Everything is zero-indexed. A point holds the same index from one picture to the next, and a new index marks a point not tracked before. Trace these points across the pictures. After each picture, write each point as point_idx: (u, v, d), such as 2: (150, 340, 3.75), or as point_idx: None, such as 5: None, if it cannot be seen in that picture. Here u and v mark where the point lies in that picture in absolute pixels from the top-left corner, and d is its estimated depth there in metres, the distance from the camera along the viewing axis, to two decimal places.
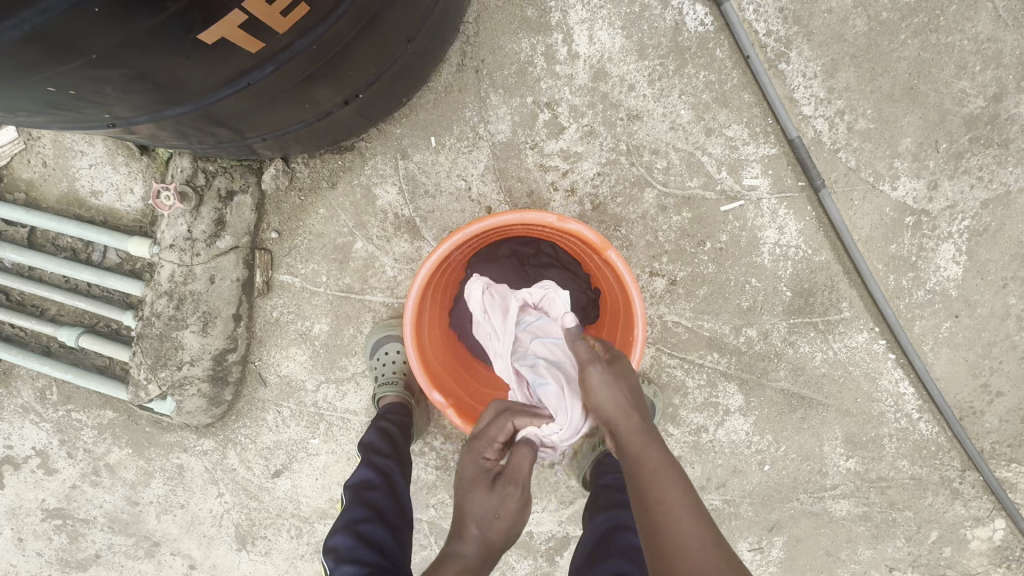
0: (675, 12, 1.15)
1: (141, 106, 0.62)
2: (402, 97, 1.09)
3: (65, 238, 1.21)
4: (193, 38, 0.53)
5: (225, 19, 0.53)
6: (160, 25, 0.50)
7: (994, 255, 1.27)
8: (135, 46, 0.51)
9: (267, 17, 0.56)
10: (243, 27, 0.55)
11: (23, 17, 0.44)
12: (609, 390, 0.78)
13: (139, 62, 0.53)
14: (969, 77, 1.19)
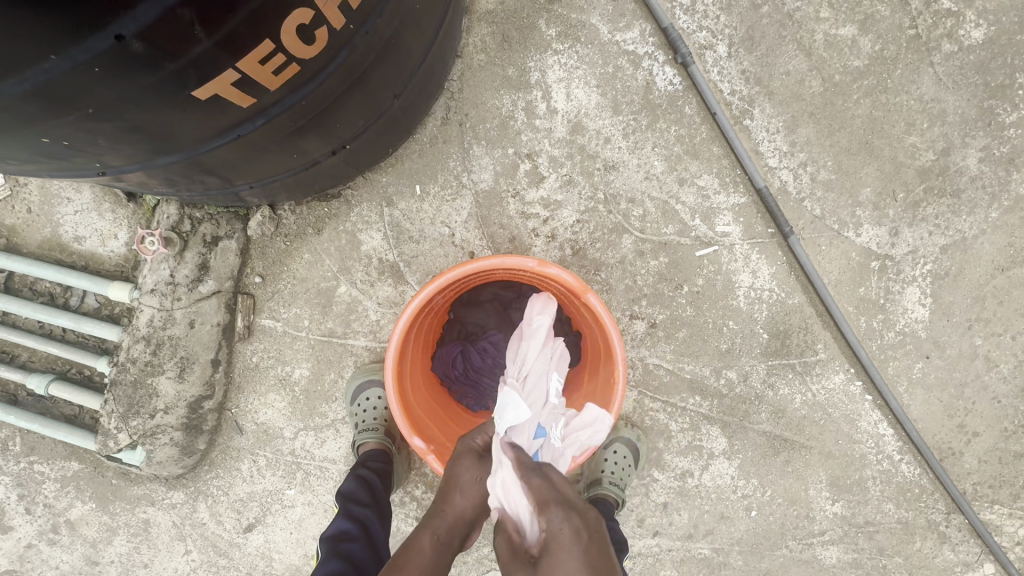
0: (646, 73, 1.23)
1: (133, 156, 0.64)
2: (388, 148, 1.14)
3: (43, 284, 1.20)
4: (188, 93, 0.55)
5: (219, 78, 0.56)
6: (158, 81, 0.52)
7: (957, 298, 1.33)
8: (134, 101, 0.53)
9: (258, 76, 0.59)
10: (235, 85, 0.58)
11: (25, 76, 0.46)
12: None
13: (133, 115, 0.55)
14: (918, 133, 1.28)
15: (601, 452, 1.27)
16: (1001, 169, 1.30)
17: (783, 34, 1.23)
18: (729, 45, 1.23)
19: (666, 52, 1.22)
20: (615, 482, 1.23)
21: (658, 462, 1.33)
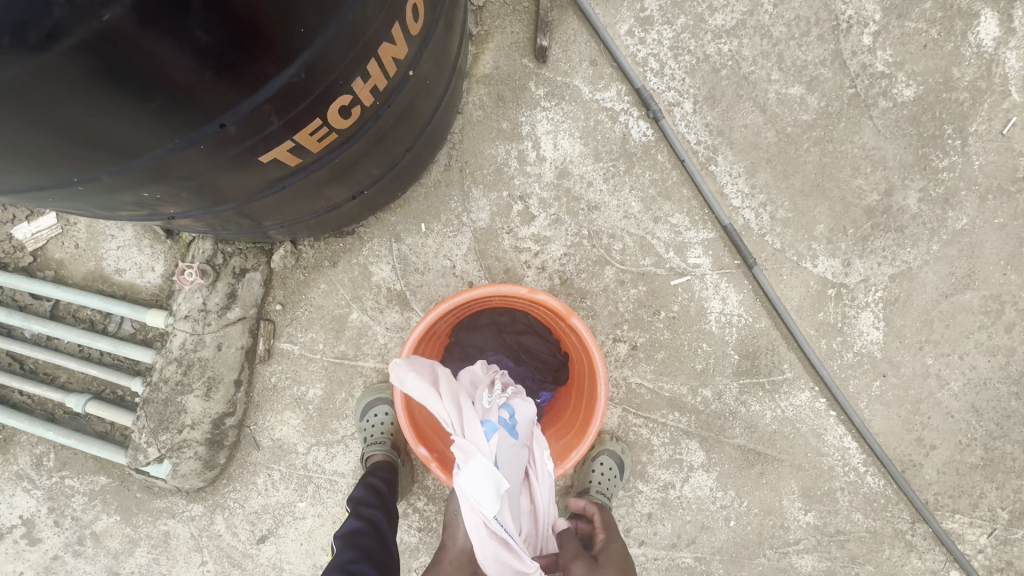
0: (623, 126, 1.41)
1: (194, 201, 0.78)
2: (398, 191, 1.30)
3: (84, 311, 1.33)
4: (257, 158, 0.69)
5: (280, 148, 0.70)
6: (242, 152, 0.65)
7: (907, 321, 1.48)
8: (219, 165, 0.66)
9: (307, 144, 0.74)
10: (289, 151, 0.73)
11: (153, 154, 0.58)
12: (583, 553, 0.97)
13: (214, 175, 0.68)
14: (863, 177, 1.46)
15: (589, 464, 1.39)
16: (938, 208, 1.47)
17: (740, 93, 1.43)
18: (694, 103, 1.42)
19: (640, 108, 1.41)
20: (603, 493, 1.34)
21: (642, 475, 1.44)
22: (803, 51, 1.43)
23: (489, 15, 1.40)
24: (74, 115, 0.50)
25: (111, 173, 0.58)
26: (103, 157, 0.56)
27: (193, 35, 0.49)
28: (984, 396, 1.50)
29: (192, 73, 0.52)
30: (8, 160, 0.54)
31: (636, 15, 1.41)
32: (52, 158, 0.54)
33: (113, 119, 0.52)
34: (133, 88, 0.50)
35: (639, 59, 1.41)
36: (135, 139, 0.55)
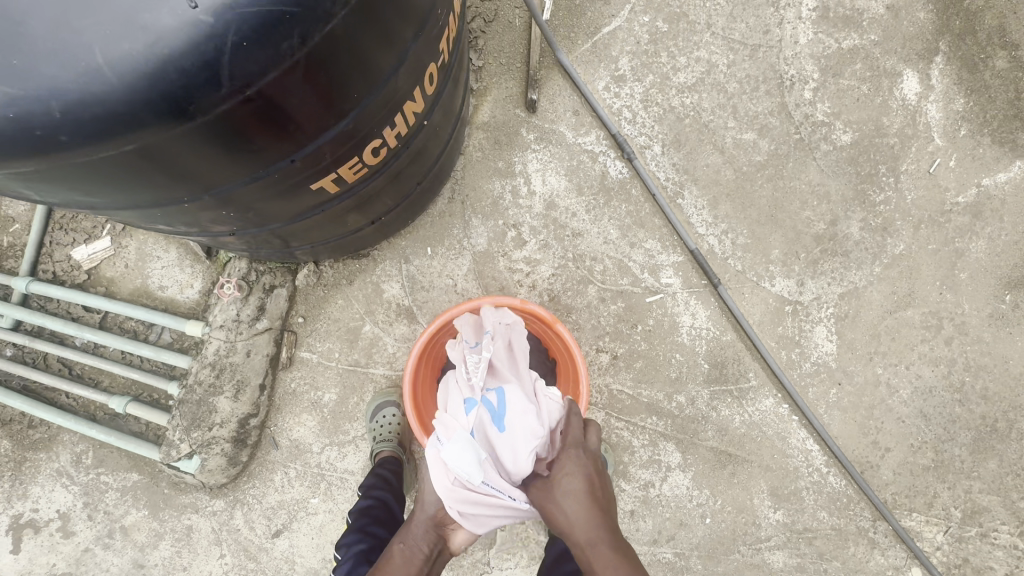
0: (602, 165, 1.64)
1: (249, 220, 0.96)
2: (408, 219, 1.51)
3: (129, 323, 1.51)
4: (309, 187, 0.89)
5: (327, 180, 0.91)
6: (299, 183, 0.86)
7: (858, 335, 1.67)
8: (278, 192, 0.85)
9: (346, 177, 0.95)
10: (332, 183, 0.93)
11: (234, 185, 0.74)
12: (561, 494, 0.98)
13: (274, 200, 0.88)
14: (811, 208, 1.68)
15: None
16: (879, 235, 1.69)
17: (701, 139, 1.67)
18: (662, 146, 1.66)
19: (616, 150, 1.65)
20: None
21: (624, 474, 1.58)
22: (754, 104, 1.69)
23: (488, 73, 1.66)
24: (187, 159, 0.66)
25: (197, 197, 0.74)
26: (197, 186, 0.71)
27: (287, 104, 0.66)
28: (931, 403, 1.67)
29: (281, 131, 0.69)
30: (125, 186, 0.68)
31: (611, 74, 1.67)
32: (158, 186, 0.69)
33: (219, 160, 0.68)
34: (240, 144, 0.66)
35: (615, 110, 1.66)
36: (223, 176, 0.71)
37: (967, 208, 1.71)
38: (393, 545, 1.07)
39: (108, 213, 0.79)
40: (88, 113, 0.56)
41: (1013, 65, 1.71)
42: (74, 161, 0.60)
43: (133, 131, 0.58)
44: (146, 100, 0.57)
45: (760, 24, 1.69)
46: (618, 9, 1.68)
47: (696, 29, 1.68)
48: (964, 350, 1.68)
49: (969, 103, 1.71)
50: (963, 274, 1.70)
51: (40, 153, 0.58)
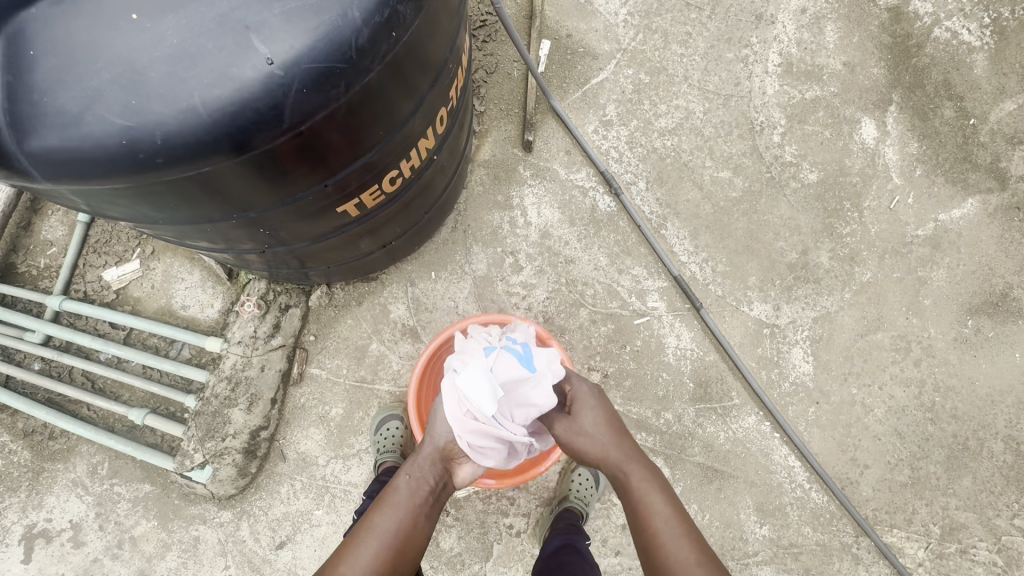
0: (592, 199, 1.81)
1: (274, 240, 1.07)
2: (415, 245, 1.65)
3: (152, 339, 1.62)
4: (336, 212, 1.04)
5: (351, 207, 1.06)
6: (328, 209, 1.00)
7: (832, 356, 1.78)
8: (308, 215, 0.96)
9: (367, 204, 1.09)
10: (355, 209, 1.08)
11: (265, 208, 0.83)
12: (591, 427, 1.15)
13: (304, 222, 1.01)
14: (784, 239, 1.83)
15: (569, 476, 1.61)
16: (846, 264, 1.84)
17: (682, 176, 1.84)
18: (646, 182, 1.83)
19: (605, 186, 1.81)
20: (580, 499, 1.54)
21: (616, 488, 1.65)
22: (729, 146, 1.87)
23: (489, 117, 1.85)
24: (230, 186, 0.73)
25: (233, 217, 0.83)
26: (233, 206, 0.80)
27: (326, 138, 0.73)
28: (905, 421, 1.77)
29: (318, 165, 0.77)
30: (170, 204, 0.75)
31: (600, 119, 1.86)
32: (199, 204, 0.77)
33: (258, 187, 0.75)
34: (278, 173, 0.74)
35: (603, 150, 1.84)
36: (261, 201, 0.80)
37: (926, 240, 1.86)
38: (402, 473, 1.10)
39: (145, 225, 0.87)
40: (147, 147, 0.62)
41: (958, 114, 1.91)
42: (127, 186, 0.65)
43: (186, 161, 0.64)
44: (197, 136, 0.62)
45: (731, 77, 1.90)
46: (605, 63, 1.90)
47: (675, 81, 1.89)
48: (933, 371, 1.80)
49: (922, 147, 1.90)
50: (927, 301, 1.83)
51: (94, 179, 0.64)
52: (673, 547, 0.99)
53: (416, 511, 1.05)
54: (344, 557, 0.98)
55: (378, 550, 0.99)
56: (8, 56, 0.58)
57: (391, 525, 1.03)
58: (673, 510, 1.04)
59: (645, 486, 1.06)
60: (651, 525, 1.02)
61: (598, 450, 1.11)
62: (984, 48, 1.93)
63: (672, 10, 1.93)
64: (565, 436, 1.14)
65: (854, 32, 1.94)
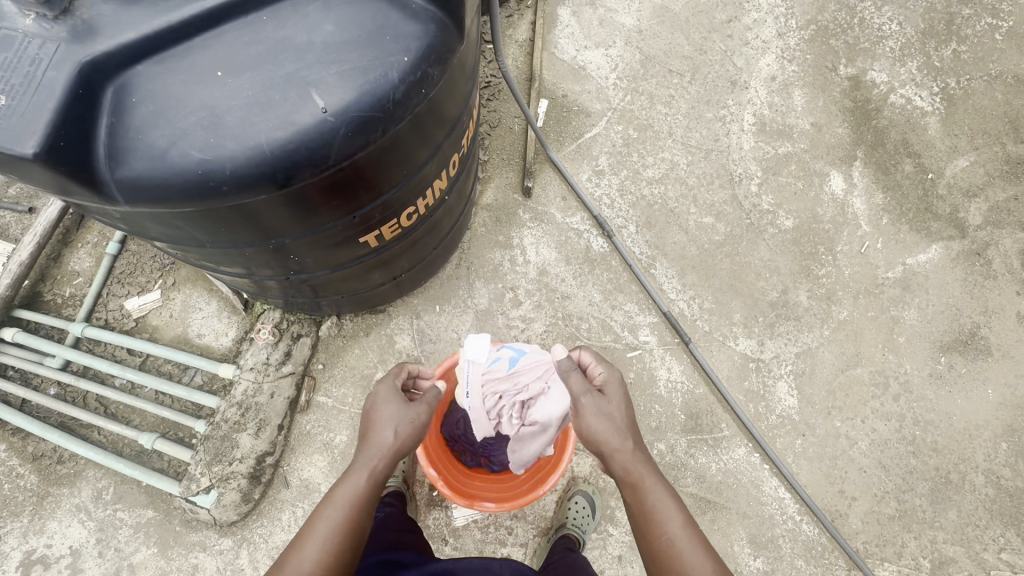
0: (586, 240, 1.95)
1: (299, 271, 1.20)
2: (422, 279, 1.77)
3: (166, 366, 1.69)
4: (360, 247, 1.17)
5: (372, 243, 1.19)
6: (352, 245, 1.13)
7: (815, 390, 1.88)
8: (330, 248, 1.10)
9: (386, 241, 1.23)
10: (376, 245, 1.21)
11: (290, 236, 0.96)
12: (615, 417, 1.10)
13: (327, 256, 1.14)
14: (765, 279, 1.97)
15: (566, 504, 1.67)
16: (824, 303, 1.97)
17: (669, 221, 2.00)
18: (636, 226, 1.98)
19: (598, 229, 1.96)
20: (578, 525, 1.60)
21: (612, 518, 1.69)
22: (711, 194, 2.04)
23: (492, 165, 2.02)
24: (263, 216, 0.87)
25: (263, 242, 0.97)
26: (264, 233, 0.93)
27: (344, 179, 0.87)
28: (888, 454, 1.84)
29: (334, 200, 0.91)
30: (212, 228, 0.88)
31: (593, 169, 2.04)
32: (236, 231, 0.90)
33: (285, 217, 0.90)
34: (306, 206, 0.89)
35: (596, 196, 2.00)
36: (285, 228, 0.94)
37: (896, 281, 2.01)
38: (351, 471, 1.05)
39: (186, 247, 0.99)
40: (212, 177, 0.74)
41: (917, 169, 2.11)
42: (185, 210, 0.79)
43: (239, 192, 0.77)
44: (253, 171, 0.75)
45: (711, 134, 2.11)
46: (597, 120, 2.10)
47: (660, 136, 2.09)
48: (912, 406, 1.89)
49: (886, 198, 2.08)
50: (901, 338, 1.95)
51: (160, 204, 0.77)
52: (686, 553, 1.01)
53: (364, 509, 1.02)
54: (297, 554, 0.95)
55: (333, 544, 0.97)
56: (111, 101, 0.70)
57: (344, 518, 1.00)
58: (685, 515, 1.05)
59: (660, 488, 1.07)
60: (665, 529, 1.03)
61: (618, 440, 1.08)
62: (935, 112, 2.16)
63: (656, 76, 2.17)
64: (591, 416, 1.09)
65: (819, 97, 2.17)
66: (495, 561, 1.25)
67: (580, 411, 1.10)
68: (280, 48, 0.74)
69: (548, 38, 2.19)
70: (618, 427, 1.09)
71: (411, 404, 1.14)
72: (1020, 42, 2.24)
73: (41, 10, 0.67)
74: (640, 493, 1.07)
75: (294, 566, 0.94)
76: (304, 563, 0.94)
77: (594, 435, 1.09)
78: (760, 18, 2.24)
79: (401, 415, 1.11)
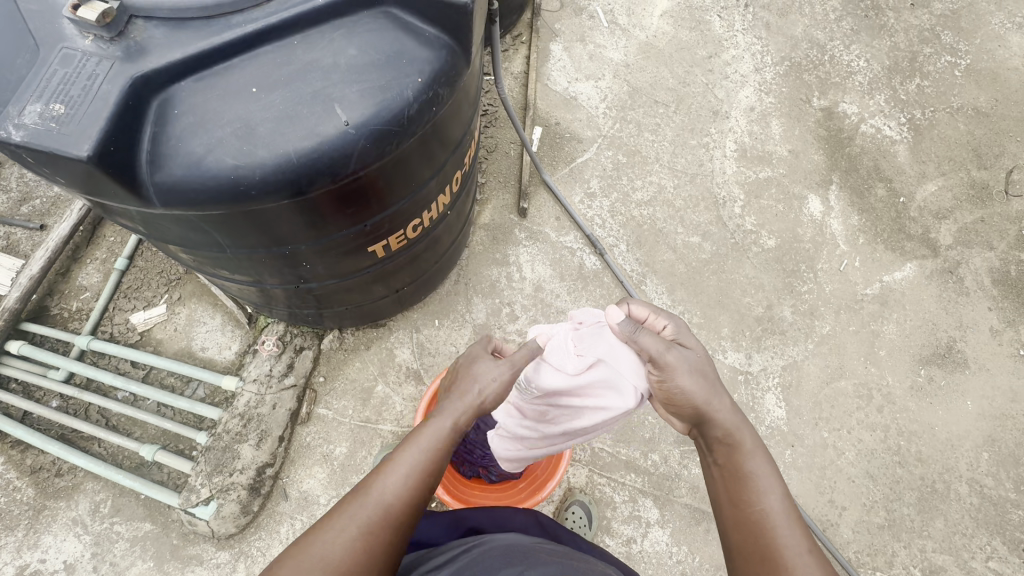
0: (580, 258, 2.03)
1: (307, 283, 1.27)
2: (422, 294, 1.83)
3: (169, 378, 1.72)
4: (366, 260, 1.24)
5: (378, 256, 1.26)
6: (359, 258, 1.20)
7: (802, 402, 1.94)
8: (338, 260, 1.17)
9: (391, 254, 1.29)
10: (381, 258, 1.28)
11: (301, 245, 1.04)
12: (706, 375, 0.99)
13: (335, 269, 1.22)
14: (750, 295, 2.06)
15: (564, 514, 1.72)
16: (807, 318, 2.05)
17: (658, 240, 2.10)
18: (626, 245, 2.08)
19: (590, 247, 2.05)
20: None
21: (607, 529, 1.71)
22: (697, 215, 2.15)
23: (489, 187, 2.12)
24: (277, 224, 0.95)
25: (275, 250, 1.04)
26: (277, 241, 1.01)
27: (351, 193, 0.95)
28: (875, 464, 1.89)
29: (342, 212, 0.99)
30: (231, 234, 0.96)
31: (585, 191, 2.15)
32: (252, 238, 0.98)
33: (298, 226, 0.97)
34: (318, 214, 0.96)
35: (588, 217, 2.10)
36: (297, 237, 1.01)
37: (875, 297, 2.10)
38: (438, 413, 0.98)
39: (206, 254, 1.06)
40: (240, 185, 0.82)
41: (889, 193, 2.24)
42: (210, 214, 0.86)
43: (260, 199, 0.85)
44: (275, 182, 0.83)
45: (695, 159, 2.24)
46: (588, 146, 2.23)
47: (648, 161, 2.22)
48: (895, 417, 1.95)
49: (862, 219, 2.20)
50: (882, 351, 2.03)
51: (189, 207, 0.84)
52: (784, 529, 0.89)
53: (441, 457, 0.94)
54: (374, 484, 0.89)
55: (412, 483, 0.90)
56: (156, 112, 0.79)
57: (426, 459, 0.92)
58: (785, 488, 0.93)
59: (758, 454, 0.95)
60: (762, 502, 0.91)
61: (713, 397, 0.98)
62: (903, 141, 2.32)
63: (643, 106, 2.31)
64: (681, 374, 0.98)
65: (796, 126, 2.31)
66: (522, 513, 1.27)
67: (666, 368, 0.99)
68: (308, 68, 0.83)
69: (542, 71, 2.33)
70: (712, 386, 0.99)
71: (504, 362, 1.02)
72: (977, 77, 2.43)
73: (99, 33, 0.76)
74: (736, 457, 0.96)
75: (371, 492, 0.88)
76: (381, 494, 0.88)
77: (686, 392, 0.98)
78: (738, 54, 2.42)
79: (493, 366, 1.01)
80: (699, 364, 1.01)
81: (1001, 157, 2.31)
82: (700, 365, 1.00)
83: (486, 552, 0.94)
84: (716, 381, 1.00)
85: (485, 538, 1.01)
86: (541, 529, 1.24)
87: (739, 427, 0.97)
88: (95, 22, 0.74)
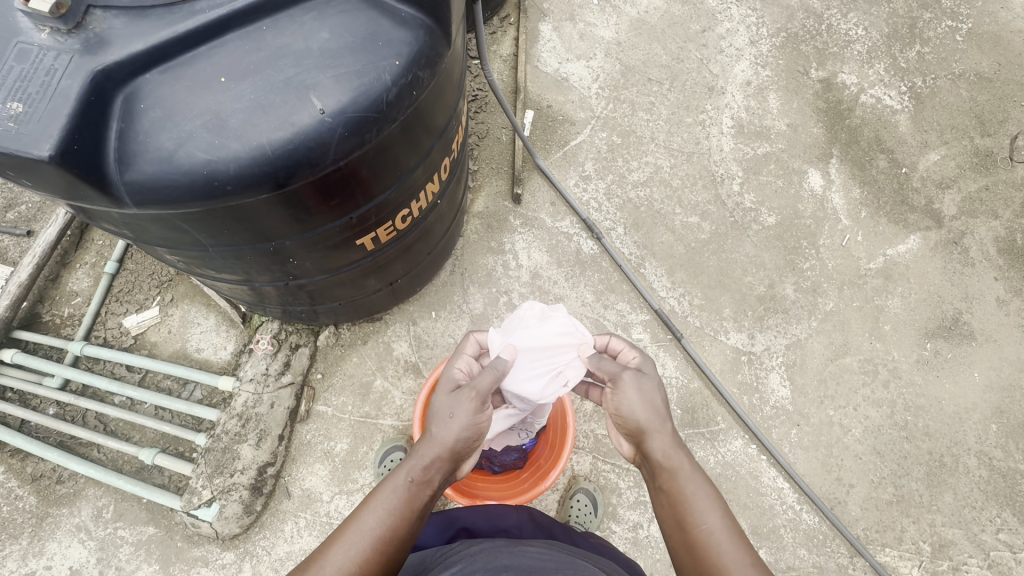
0: (576, 243, 2.00)
1: (293, 280, 1.23)
2: (417, 287, 1.80)
3: (166, 381, 1.71)
4: (356, 253, 1.20)
5: (367, 249, 1.22)
6: (347, 251, 1.17)
7: (807, 380, 1.91)
8: (324, 256, 1.14)
9: (380, 246, 1.26)
10: (370, 250, 1.25)
11: (282, 241, 1.00)
12: (649, 400, 1.01)
13: (321, 264, 1.18)
14: (751, 274, 2.02)
15: (568, 502, 1.71)
16: (810, 295, 2.02)
17: (655, 221, 2.06)
18: (624, 227, 2.04)
19: (587, 232, 2.01)
20: (581, 523, 1.64)
21: (613, 516, 1.70)
22: (695, 195, 2.11)
23: (481, 175, 2.08)
24: (256, 220, 0.92)
25: (257, 247, 1.01)
26: (256, 239, 0.98)
27: (332, 185, 0.92)
28: (882, 440, 1.87)
29: (323, 204, 0.95)
30: (209, 233, 0.93)
31: (579, 174, 2.10)
32: (233, 236, 0.95)
33: (277, 222, 0.94)
34: (301, 209, 0.93)
35: (584, 200, 2.06)
36: (279, 233, 0.98)
37: (878, 271, 2.06)
38: (398, 470, 0.95)
39: (186, 254, 1.03)
40: (211, 183, 0.79)
41: (891, 164, 2.19)
42: (182, 213, 0.83)
43: (232, 196, 0.82)
44: (245, 178, 0.80)
45: (691, 138, 2.18)
46: (581, 128, 2.18)
47: (643, 141, 2.17)
48: (901, 392, 1.93)
49: (864, 192, 2.15)
50: (887, 326, 2.00)
51: (160, 208, 0.81)
52: (724, 548, 0.90)
53: (409, 515, 0.92)
54: (323, 558, 0.87)
55: (362, 554, 0.87)
56: (121, 107, 0.75)
57: (379, 525, 0.90)
58: (724, 507, 0.95)
59: (700, 477, 0.97)
60: (704, 522, 0.93)
61: (658, 420, 1.00)
62: (905, 110, 2.26)
63: (637, 85, 2.25)
64: (630, 394, 1.01)
65: (794, 99, 2.26)
66: (512, 508, 1.26)
67: (619, 387, 1.03)
68: (279, 55, 0.79)
69: (531, 52, 2.27)
70: (655, 405, 1.01)
71: (462, 389, 0.99)
72: (980, 42, 2.36)
73: (56, 25, 0.73)
74: (675, 479, 0.96)
75: (320, 564, 0.86)
76: (327, 568, 0.85)
77: (630, 413, 1.00)
78: (733, 27, 2.35)
79: (456, 407, 0.97)
80: (645, 383, 1.03)
81: (1005, 123, 2.26)
82: (644, 387, 1.02)
83: (472, 566, 0.90)
84: (662, 402, 1.02)
85: (473, 543, 0.99)
86: (536, 525, 1.23)
87: (682, 448, 0.99)
88: (49, 14, 0.71)
